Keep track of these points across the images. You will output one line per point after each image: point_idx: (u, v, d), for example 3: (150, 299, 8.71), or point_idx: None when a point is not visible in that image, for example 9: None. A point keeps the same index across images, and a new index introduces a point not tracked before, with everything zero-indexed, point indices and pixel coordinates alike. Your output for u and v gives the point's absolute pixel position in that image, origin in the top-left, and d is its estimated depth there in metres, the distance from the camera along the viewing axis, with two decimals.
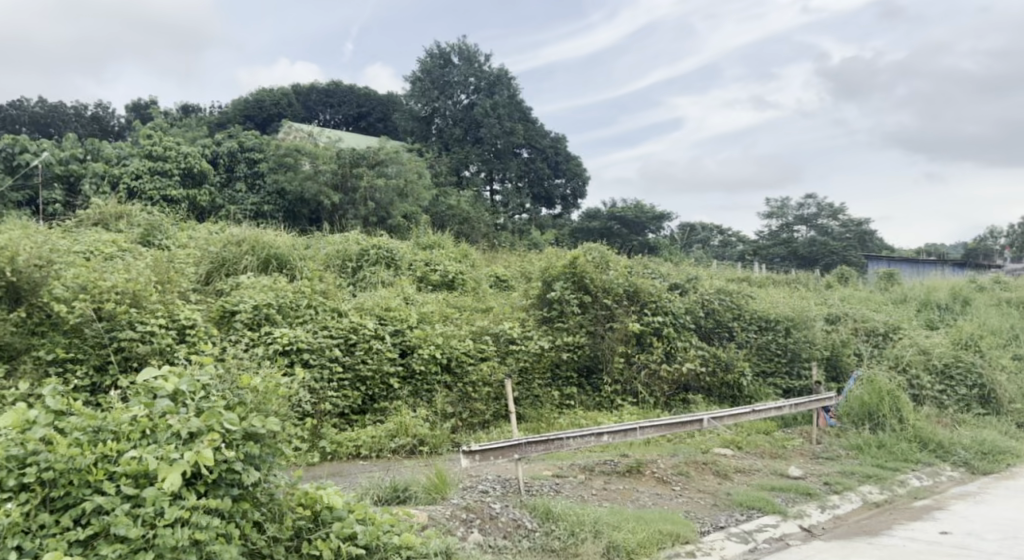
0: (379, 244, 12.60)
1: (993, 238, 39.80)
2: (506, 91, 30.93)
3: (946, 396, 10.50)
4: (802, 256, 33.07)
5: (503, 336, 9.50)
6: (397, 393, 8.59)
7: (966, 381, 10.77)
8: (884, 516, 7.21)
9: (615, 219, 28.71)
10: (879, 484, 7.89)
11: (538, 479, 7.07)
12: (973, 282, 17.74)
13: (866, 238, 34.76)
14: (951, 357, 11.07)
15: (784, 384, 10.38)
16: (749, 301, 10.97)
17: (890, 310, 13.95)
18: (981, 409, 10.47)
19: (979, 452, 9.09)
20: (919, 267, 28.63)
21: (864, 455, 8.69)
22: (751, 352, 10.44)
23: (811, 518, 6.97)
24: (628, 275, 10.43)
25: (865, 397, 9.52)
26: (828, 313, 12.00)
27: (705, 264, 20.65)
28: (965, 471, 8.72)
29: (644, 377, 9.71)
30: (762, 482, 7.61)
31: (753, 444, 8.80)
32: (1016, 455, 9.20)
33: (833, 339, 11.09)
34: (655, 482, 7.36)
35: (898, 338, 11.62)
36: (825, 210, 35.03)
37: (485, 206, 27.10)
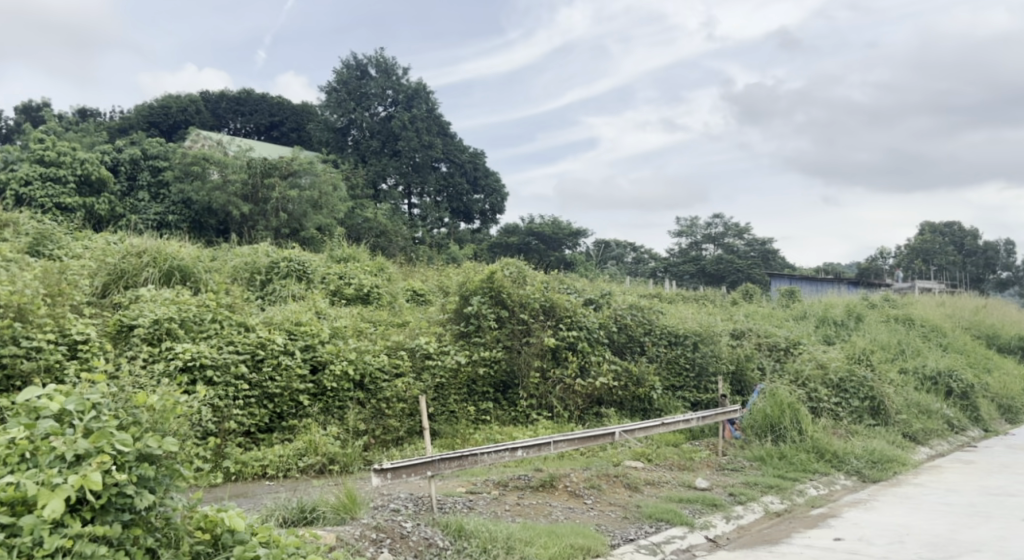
0: (290, 256, 12.28)
1: (884, 259, 42.19)
2: (424, 105, 30.92)
3: (840, 408, 10.98)
4: (710, 274, 34.14)
5: (419, 351, 9.40)
6: (307, 411, 8.37)
7: (859, 393, 11.30)
8: (783, 524, 7.47)
9: (533, 235, 29.03)
10: (780, 494, 8.16)
11: (450, 496, 7.01)
12: (866, 299, 18.74)
13: (770, 256, 36.23)
14: (846, 370, 11.59)
15: (692, 397, 10.64)
16: (660, 316, 11.22)
17: (791, 326, 14.56)
18: (871, 421, 11.00)
19: (871, 462, 9.54)
20: (818, 285, 30.01)
21: (766, 466, 8.98)
22: (661, 367, 10.67)
23: (716, 529, 7.15)
24: (544, 290, 10.51)
25: (767, 410, 9.84)
26: (734, 328, 12.38)
27: (620, 280, 21.08)
28: (857, 479, 9.13)
29: (559, 391, 9.76)
30: (670, 493, 7.76)
31: (664, 457, 8.98)
32: (903, 463, 9.71)
33: (738, 353, 11.43)
34: (567, 497, 7.40)
35: (799, 353, 12.08)
36: (732, 230, 36.50)
37: (402, 220, 26.88)
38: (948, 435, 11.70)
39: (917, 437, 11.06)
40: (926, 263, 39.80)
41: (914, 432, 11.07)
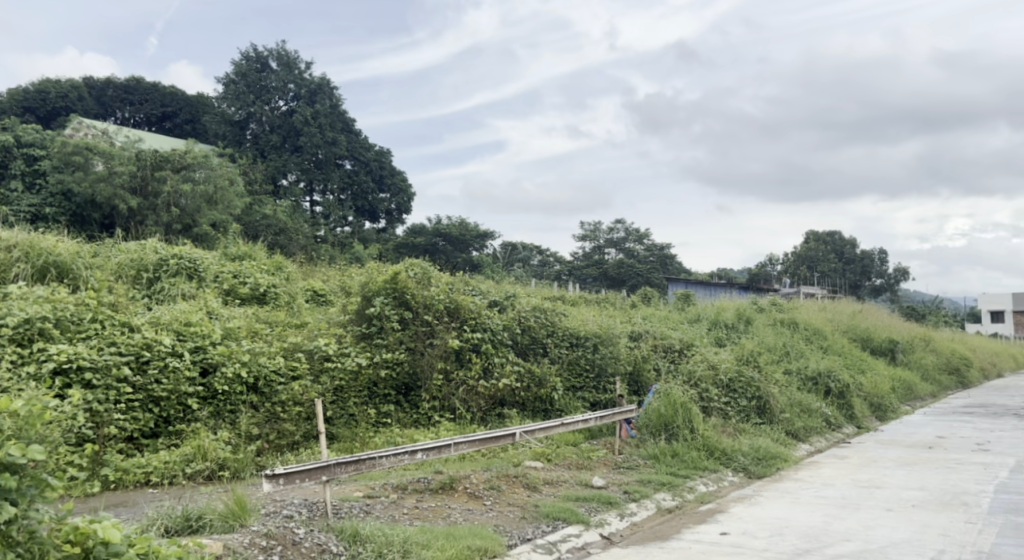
0: (181, 253, 11.77)
1: (772, 265, 44.25)
2: (327, 100, 30.28)
3: (729, 407, 11.41)
4: (612, 277, 34.85)
5: (317, 353, 9.20)
6: (196, 415, 8.03)
7: (746, 393, 11.78)
8: (674, 521, 7.68)
9: (439, 235, 28.94)
10: (671, 491, 8.41)
11: (347, 501, 6.87)
12: (756, 303, 19.56)
13: (669, 261, 37.34)
14: (735, 371, 12.06)
15: (591, 398, 10.80)
16: (562, 318, 11.36)
17: (686, 328, 15.03)
18: (757, 419, 11.49)
19: (756, 459, 9.96)
20: (712, 290, 31.17)
21: (660, 464, 9.23)
22: (563, 368, 10.79)
23: (611, 527, 7.28)
24: (449, 291, 10.45)
25: (662, 409, 10.11)
26: (631, 330, 12.66)
27: (526, 283, 21.22)
28: (743, 476, 9.51)
29: (462, 393, 9.71)
30: (567, 492, 7.86)
31: (563, 456, 9.09)
32: (785, 459, 10.18)
33: (636, 354, 11.69)
34: (467, 498, 7.38)
35: (692, 354, 12.48)
36: (632, 235, 37.59)
37: (303, 218, 26.23)
38: (826, 433, 12.37)
39: (798, 435, 11.63)
40: (810, 270, 41.92)
41: (796, 429, 11.63)
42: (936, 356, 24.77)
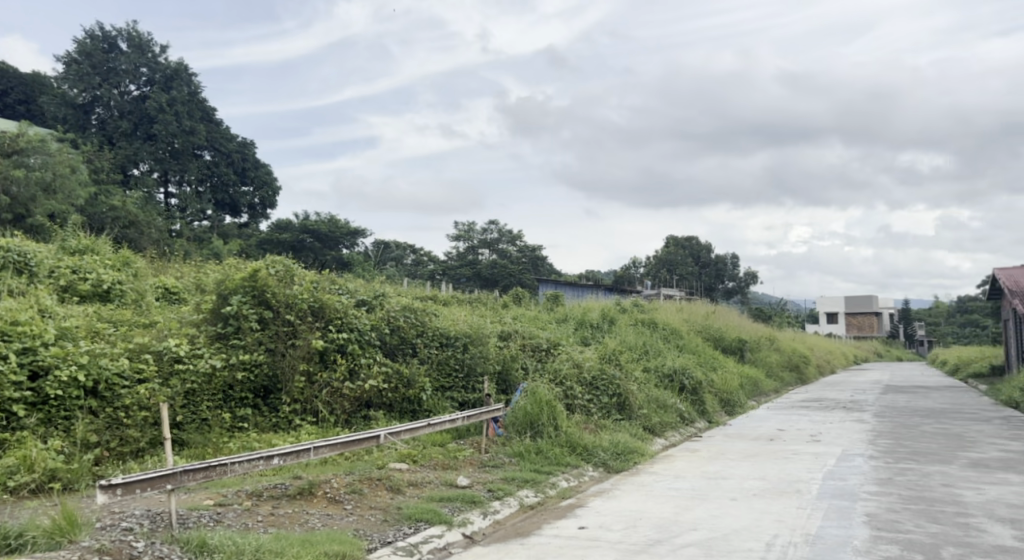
0: (9, 246, 10.77)
1: (636, 267, 45.95)
2: (185, 87, 28.72)
3: (592, 404, 11.65)
4: (485, 278, 35.09)
5: (167, 355, 8.67)
6: (23, 423, 7.35)
7: (608, 390, 12.09)
8: (535, 517, 7.74)
9: (307, 232, 28.14)
10: (534, 488, 8.48)
11: (195, 510, 6.47)
12: (620, 304, 20.18)
13: (540, 262, 38.01)
14: (597, 370, 12.36)
15: (460, 398, 10.71)
16: (431, 318, 11.22)
17: (553, 328, 15.27)
18: (618, 416, 11.83)
19: (615, 453, 10.24)
20: (580, 291, 32.01)
21: (524, 461, 9.31)
22: (431, 368, 10.64)
23: (473, 525, 7.24)
24: (313, 289, 10.08)
25: (528, 407, 10.19)
26: (500, 329, 12.65)
27: (397, 282, 20.92)
28: (603, 471, 9.74)
29: (325, 395, 9.39)
30: (431, 493, 7.75)
31: (428, 457, 8.98)
32: (642, 454, 10.53)
33: (504, 353, 11.69)
34: (326, 503, 7.13)
35: (558, 353, 12.64)
36: (505, 236, 38.02)
37: (157, 210, 24.77)
38: (679, 427, 12.90)
39: (654, 430, 12.09)
40: (670, 273, 43.82)
41: (652, 424, 12.08)
42: (780, 354, 26.51)
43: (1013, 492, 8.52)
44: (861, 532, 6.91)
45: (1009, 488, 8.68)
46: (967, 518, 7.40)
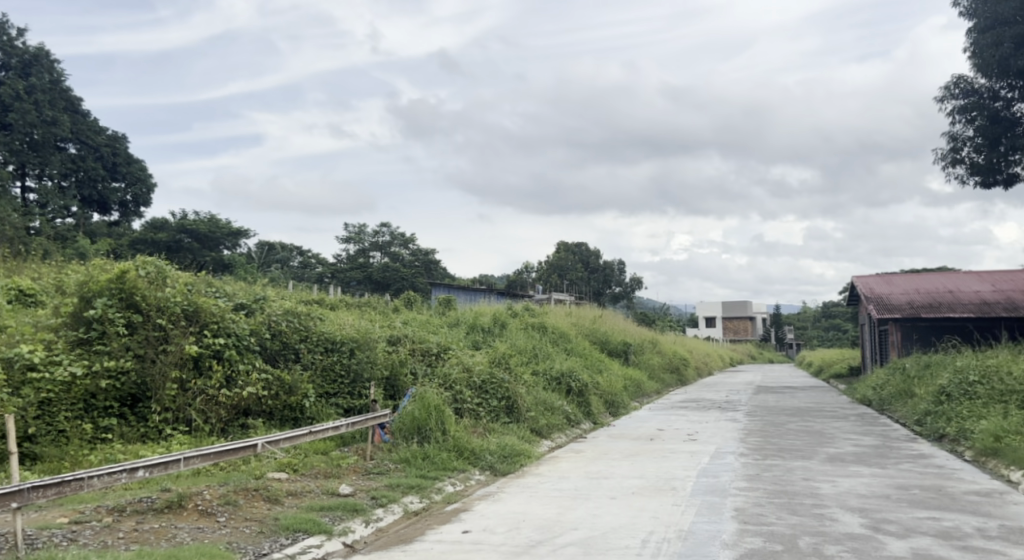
0: None
1: (528, 271, 46.44)
2: (46, 75, 26.76)
3: (481, 408, 11.65)
4: (375, 281, 34.64)
5: (19, 362, 8.08)
6: None
7: (497, 394, 12.14)
8: (419, 523, 7.64)
9: (184, 232, 26.88)
10: (419, 494, 8.38)
11: (47, 529, 6.05)
12: (511, 307, 20.23)
13: (433, 267, 37.91)
14: (487, 373, 12.37)
15: (345, 404, 10.43)
16: (316, 323, 10.89)
17: (443, 332, 15.18)
18: (506, 419, 11.91)
19: (502, 456, 10.27)
20: (472, 295, 31.89)
21: (410, 467, 9.19)
22: (314, 374, 10.33)
23: (355, 534, 7.07)
24: (187, 292, 9.57)
25: (415, 412, 10.05)
26: (389, 333, 12.39)
27: (283, 285, 20.24)
28: (490, 474, 9.76)
29: (199, 403, 8.94)
30: (311, 503, 7.53)
31: (310, 466, 8.73)
32: (528, 456, 10.63)
33: (393, 358, 11.48)
34: (197, 516, 6.80)
35: (448, 358, 12.50)
36: (397, 239, 37.69)
37: (12, 207, 22.97)
38: (566, 429, 13.09)
39: (541, 432, 12.25)
40: (560, 278, 44.41)
41: (539, 426, 12.23)
42: (662, 357, 27.42)
43: (865, 483, 9.15)
44: (729, 526, 7.22)
45: (861, 480, 9.31)
46: (823, 509, 7.87)
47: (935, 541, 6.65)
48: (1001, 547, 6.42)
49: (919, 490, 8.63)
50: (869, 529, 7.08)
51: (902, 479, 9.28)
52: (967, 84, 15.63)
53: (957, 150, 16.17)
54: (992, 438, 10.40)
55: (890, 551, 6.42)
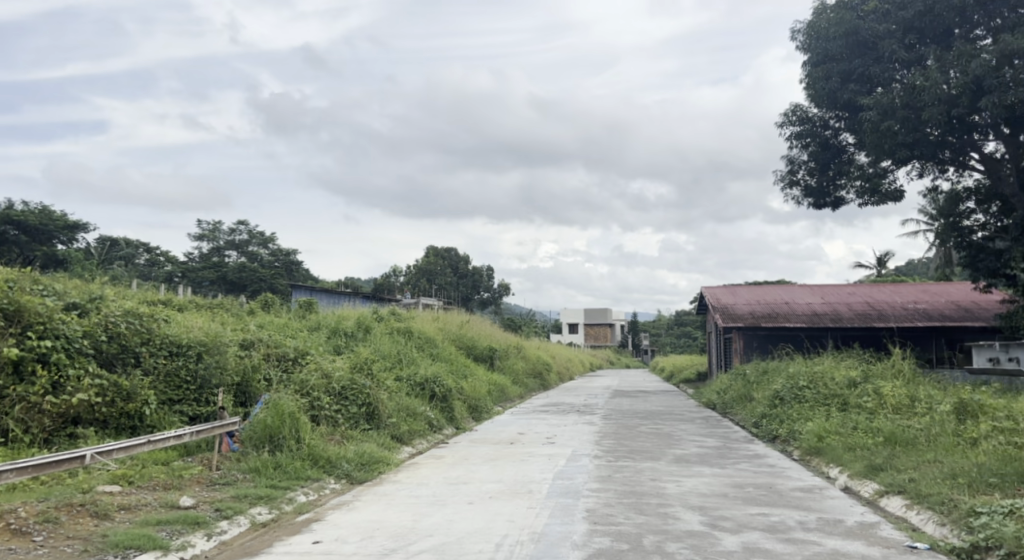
0: None
1: (395, 275, 45.98)
2: None
3: (339, 415, 11.40)
4: (230, 281, 33.23)
5: None
6: None
7: (356, 400, 11.90)
8: (266, 535, 7.39)
9: (11, 224, 24.74)
10: (268, 505, 8.11)
11: None
12: (376, 312, 19.53)
13: (293, 268, 36.89)
14: (347, 379, 12.11)
15: (190, 412, 9.89)
16: (159, 325, 10.31)
17: (302, 336, 14.76)
18: (365, 426, 11.72)
19: (359, 465, 10.12)
20: (335, 298, 31.19)
21: (260, 477, 8.88)
22: (156, 380, 9.75)
23: (194, 548, 6.76)
24: (8, 291, 8.84)
25: (268, 420, 9.71)
26: (242, 337, 11.85)
27: (130, 283, 19.02)
28: (345, 482, 9.58)
29: (18, 412, 8.27)
30: (147, 517, 7.14)
31: (147, 478, 8.26)
32: (386, 463, 10.52)
33: (245, 364, 11.02)
34: (10, 536, 6.29)
35: (305, 363, 12.13)
36: (255, 238, 36.48)
37: None
38: (427, 435, 13.07)
39: (402, 438, 12.16)
40: (429, 283, 43.94)
41: (400, 433, 12.14)
42: (525, 362, 27.92)
43: (706, 482, 9.72)
44: (580, 527, 7.47)
45: (702, 479, 9.88)
46: (667, 508, 8.29)
47: (764, 535, 7.16)
48: (818, 538, 6.99)
49: (751, 488, 9.26)
50: (707, 526, 7.53)
51: (737, 478, 9.92)
52: (802, 113, 16.91)
53: (794, 172, 17.52)
54: (816, 438, 11.31)
55: (723, 546, 6.84)
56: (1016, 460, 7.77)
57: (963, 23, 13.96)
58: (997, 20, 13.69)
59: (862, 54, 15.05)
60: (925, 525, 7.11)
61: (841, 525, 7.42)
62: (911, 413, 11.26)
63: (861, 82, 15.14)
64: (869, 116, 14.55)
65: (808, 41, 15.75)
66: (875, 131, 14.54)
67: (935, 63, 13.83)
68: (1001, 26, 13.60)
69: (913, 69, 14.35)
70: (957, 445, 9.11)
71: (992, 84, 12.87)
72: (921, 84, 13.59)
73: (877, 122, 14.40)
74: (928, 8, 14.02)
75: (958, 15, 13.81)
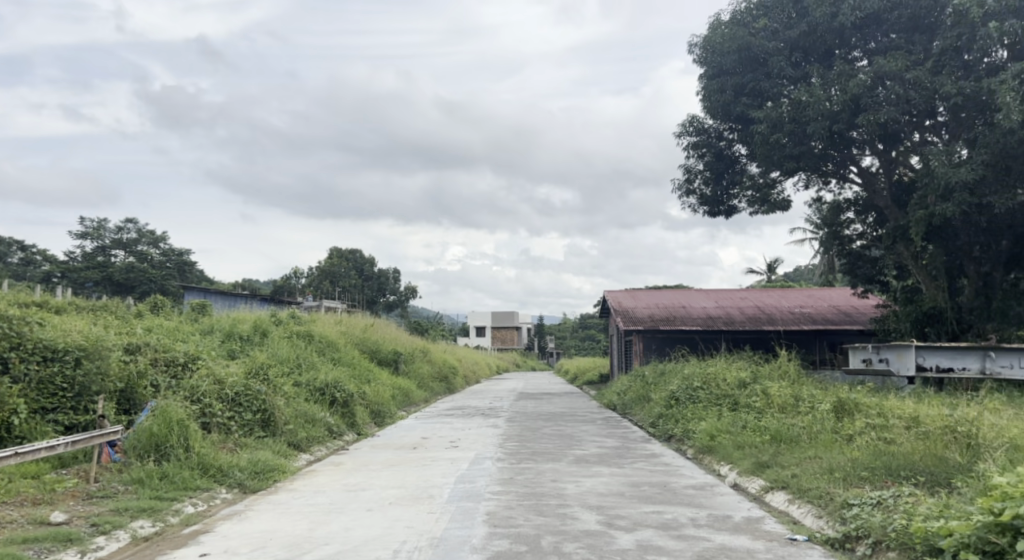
0: None
1: (296, 277, 44.88)
2: None
3: (232, 422, 11.00)
4: (117, 282, 31.64)
5: None
6: None
7: (251, 406, 11.52)
8: (148, 549, 7.07)
9: None
10: (151, 517, 7.76)
11: None
12: (274, 315, 19.03)
13: (187, 269, 35.44)
14: (241, 385, 11.70)
15: (67, 420, 9.36)
16: (32, 328, 9.70)
17: (194, 340, 14.18)
18: (261, 433, 11.36)
19: (252, 473, 9.81)
20: (231, 300, 30.15)
21: (143, 489, 8.48)
22: (27, 388, 9.18)
23: None
24: None
25: (153, 428, 9.29)
26: (127, 342, 11.30)
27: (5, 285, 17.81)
28: (237, 492, 9.27)
29: None
30: (13, 535, 6.71)
31: (15, 492, 7.76)
32: (282, 471, 10.25)
33: (129, 369, 10.49)
34: None
35: (196, 368, 11.66)
36: (145, 237, 34.91)
37: None
38: (326, 442, 12.80)
39: (299, 445, 11.88)
40: (332, 285, 43.04)
41: (297, 440, 11.86)
42: (431, 365, 27.75)
43: (603, 482, 9.91)
44: (479, 530, 7.48)
45: (600, 479, 10.07)
46: (566, 508, 8.40)
47: (658, 533, 7.35)
48: (708, 534, 7.24)
49: (646, 487, 9.50)
50: (603, 525, 7.67)
51: (634, 477, 10.16)
52: (700, 124, 17.49)
53: (691, 181, 18.11)
54: (708, 437, 11.72)
55: (618, 544, 6.98)
56: (886, 454, 8.27)
57: (842, 44, 14.82)
58: (873, 43, 14.68)
59: (754, 69, 15.70)
60: (804, 518, 7.48)
61: (729, 520, 7.71)
62: (795, 412, 11.82)
63: (752, 96, 15.79)
64: (760, 129, 15.09)
65: (705, 55, 16.30)
66: (765, 143, 15.20)
67: (819, 80, 14.61)
68: (876, 49, 14.60)
69: (799, 85, 15.08)
70: (835, 441, 9.63)
71: (868, 102, 13.75)
72: (806, 100, 14.32)
73: (766, 135, 15.04)
74: (811, 29, 14.88)
75: (837, 37, 14.70)
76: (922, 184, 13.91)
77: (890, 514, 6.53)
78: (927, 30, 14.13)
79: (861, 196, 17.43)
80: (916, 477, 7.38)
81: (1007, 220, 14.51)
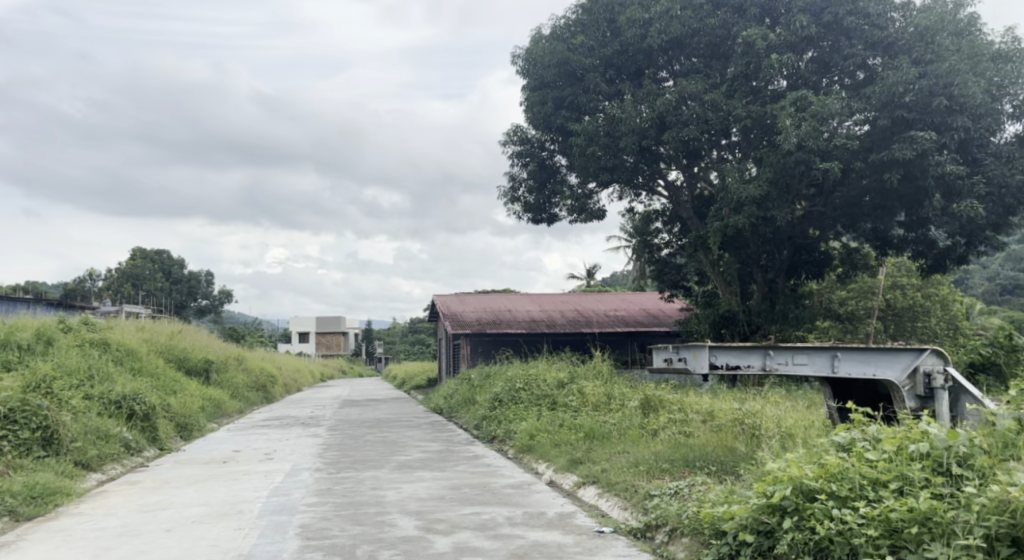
0: None
1: (94, 280, 41.36)
2: None
3: (4, 442, 9.91)
4: None
5: None
6: None
7: (30, 423, 10.43)
8: None
9: None
10: None
11: None
12: (62, 320, 17.33)
13: None
14: (17, 401, 10.59)
15: None
16: None
17: None
18: (41, 452, 10.32)
19: (28, 498, 8.92)
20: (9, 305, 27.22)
21: None
22: None
23: None
24: None
25: None
26: None
27: None
28: (8, 520, 8.39)
29: None
30: None
31: None
32: (64, 494, 9.40)
33: None
34: None
35: None
36: None
37: None
38: (122, 460, 11.93)
39: (89, 464, 11.00)
40: (134, 288, 39.91)
41: (86, 458, 10.95)
42: (247, 373, 26.55)
43: (424, 486, 9.93)
44: (291, 544, 7.26)
45: (421, 484, 10.09)
46: (384, 515, 8.35)
47: (473, 534, 7.48)
48: (522, 532, 7.47)
49: (466, 489, 9.65)
50: (420, 530, 7.69)
51: (455, 480, 10.28)
52: (522, 135, 18.08)
53: (515, 189, 18.64)
54: (528, 436, 12.04)
55: (434, 548, 7.03)
56: (685, 446, 8.91)
57: (650, 64, 15.76)
58: (677, 65, 15.74)
59: (572, 84, 16.38)
60: (611, 510, 7.91)
61: (542, 517, 8.00)
62: (607, 409, 12.45)
63: (571, 110, 16.45)
64: (577, 141, 15.82)
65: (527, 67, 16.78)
66: (582, 155, 15.92)
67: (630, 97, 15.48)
68: (679, 71, 15.67)
69: (612, 101, 15.87)
70: (640, 436, 10.26)
71: (673, 120, 14.76)
72: (619, 115, 15.12)
73: (583, 148, 15.78)
74: (623, 49, 15.72)
75: (646, 58, 15.63)
76: (718, 198, 15.17)
77: (685, 503, 7.03)
78: (722, 57, 15.35)
79: (667, 207, 18.67)
80: (708, 467, 8.00)
81: (788, 232, 16.12)
